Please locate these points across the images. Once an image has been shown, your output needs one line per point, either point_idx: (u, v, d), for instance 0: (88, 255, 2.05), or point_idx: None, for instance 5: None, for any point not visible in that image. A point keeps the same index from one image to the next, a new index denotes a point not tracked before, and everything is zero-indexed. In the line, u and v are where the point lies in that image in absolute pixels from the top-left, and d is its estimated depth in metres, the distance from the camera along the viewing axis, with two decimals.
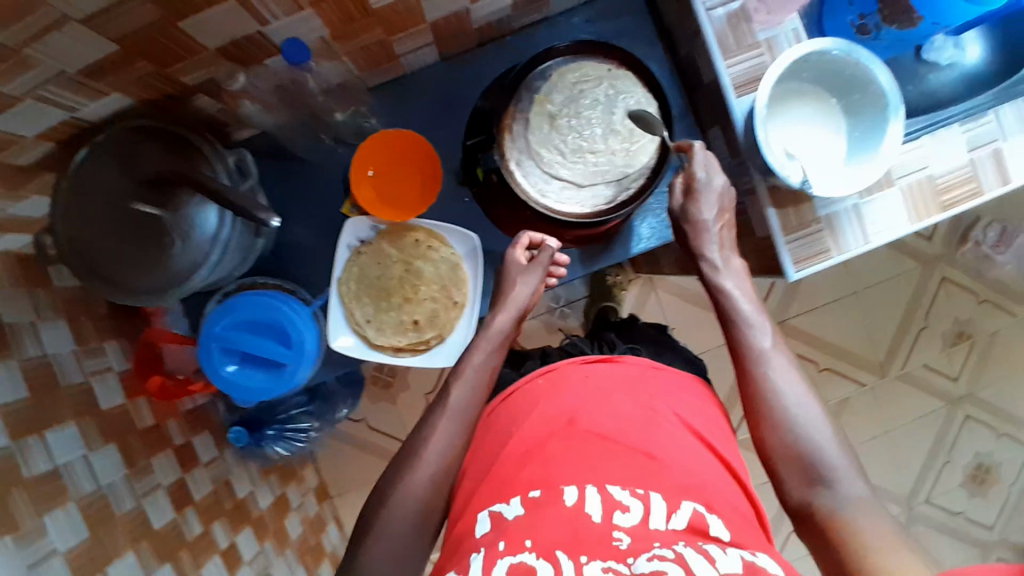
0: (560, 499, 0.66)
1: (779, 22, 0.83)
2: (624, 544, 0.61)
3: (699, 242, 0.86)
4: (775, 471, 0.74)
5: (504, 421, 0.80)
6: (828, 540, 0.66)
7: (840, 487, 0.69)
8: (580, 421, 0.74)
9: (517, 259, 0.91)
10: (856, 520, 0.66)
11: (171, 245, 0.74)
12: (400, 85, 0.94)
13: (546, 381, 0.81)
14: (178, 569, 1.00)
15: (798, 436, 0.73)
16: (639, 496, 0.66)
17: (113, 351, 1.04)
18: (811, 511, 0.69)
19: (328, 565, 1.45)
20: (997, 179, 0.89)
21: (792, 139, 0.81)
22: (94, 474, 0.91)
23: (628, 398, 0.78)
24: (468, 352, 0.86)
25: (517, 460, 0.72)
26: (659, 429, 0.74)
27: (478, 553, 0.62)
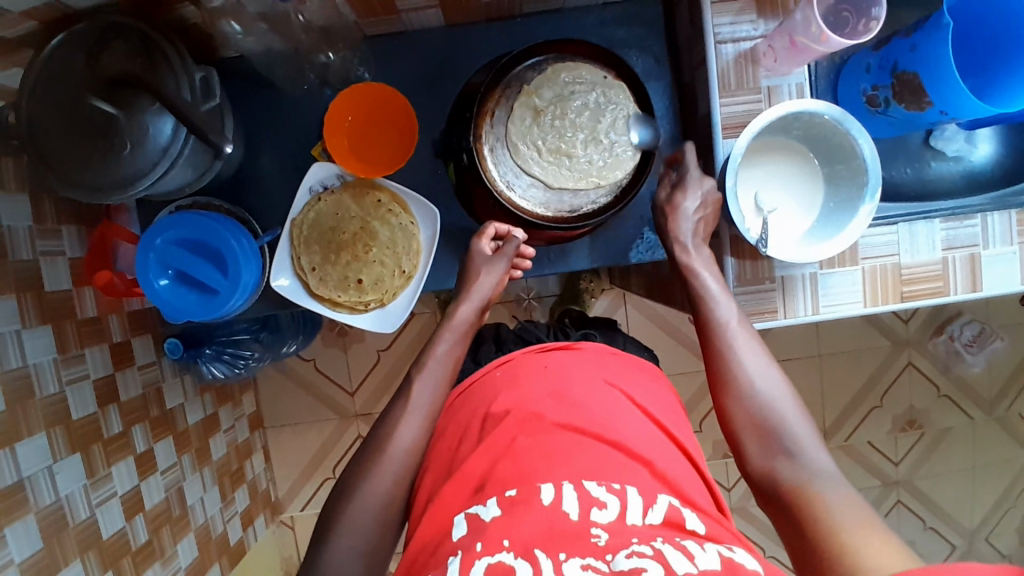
0: (537, 496, 0.65)
1: (786, 72, 0.80)
2: (602, 540, 0.60)
3: (676, 229, 0.81)
4: (741, 443, 0.73)
5: (471, 405, 0.80)
6: (796, 511, 0.65)
7: (806, 459, 0.69)
8: (543, 413, 0.74)
9: (483, 249, 0.90)
10: (821, 484, 0.66)
11: (121, 145, 0.73)
12: (400, 43, 0.93)
13: (504, 372, 0.81)
14: (87, 461, 1.02)
15: (763, 408, 0.73)
16: (616, 492, 0.65)
17: (69, 236, 1.04)
18: (776, 484, 0.69)
19: (245, 490, 1.48)
20: (965, 286, 0.85)
21: (765, 190, 0.80)
22: (23, 352, 0.92)
23: (591, 388, 0.77)
24: (432, 341, 0.86)
25: (490, 457, 0.71)
26: (620, 422, 0.74)
27: (455, 556, 0.62)
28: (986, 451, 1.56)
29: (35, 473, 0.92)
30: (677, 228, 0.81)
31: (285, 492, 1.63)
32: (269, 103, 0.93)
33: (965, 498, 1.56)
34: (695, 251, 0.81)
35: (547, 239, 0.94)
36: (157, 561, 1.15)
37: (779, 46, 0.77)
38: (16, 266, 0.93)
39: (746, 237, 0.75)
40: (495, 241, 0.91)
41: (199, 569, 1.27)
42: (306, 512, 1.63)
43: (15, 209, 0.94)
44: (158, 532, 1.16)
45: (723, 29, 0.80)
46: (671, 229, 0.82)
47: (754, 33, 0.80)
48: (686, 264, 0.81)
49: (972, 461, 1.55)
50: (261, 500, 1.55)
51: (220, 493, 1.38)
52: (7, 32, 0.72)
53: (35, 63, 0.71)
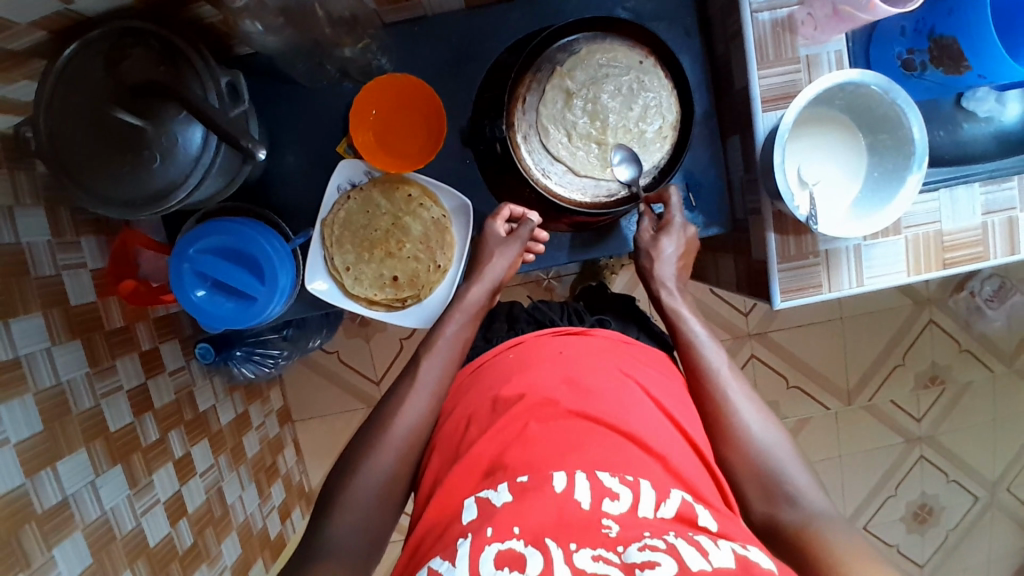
0: (549, 484, 0.60)
1: (824, 40, 0.78)
2: (613, 532, 0.56)
3: (658, 271, 0.84)
4: (737, 488, 0.69)
5: (481, 391, 0.75)
6: (801, 556, 0.59)
7: (806, 502, 0.64)
8: (558, 401, 0.69)
9: (496, 232, 0.88)
10: (828, 527, 0.61)
11: (151, 157, 0.70)
12: (418, 27, 0.89)
13: (516, 356, 0.77)
14: (129, 472, 1.02)
15: (761, 452, 0.69)
16: (628, 483, 0.60)
17: (89, 246, 1.02)
18: (775, 529, 0.64)
19: (280, 484, 1.50)
20: (1005, 249, 0.86)
21: (807, 162, 0.79)
22: (55, 369, 0.91)
23: (606, 371, 0.73)
24: (442, 322, 0.83)
25: (501, 441, 0.67)
26: (634, 411, 0.69)
27: (465, 539, 0.57)
28: (1007, 402, 1.58)
29: (78, 490, 0.91)
30: (661, 273, 0.83)
31: (317, 483, 1.65)
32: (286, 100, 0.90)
33: (987, 449, 1.59)
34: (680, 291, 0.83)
35: (574, 223, 0.93)
36: (204, 562, 1.16)
37: (820, 13, 0.76)
38: (40, 282, 0.91)
39: (795, 215, 0.74)
40: (510, 224, 0.90)
41: (243, 565, 1.29)
42: None
43: (33, 223, 0.91)
44: (202, 534, 1.17)
45: None
46: (652, 271, 0.84)
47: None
48: (671, 306, 0.82)
49: (993, 413, 1.58)
50: (296, 493, 1.56)
51: (257, 489, 1.40)
52: (19, 45, 0.69)
53: (50, 74, 0.68)
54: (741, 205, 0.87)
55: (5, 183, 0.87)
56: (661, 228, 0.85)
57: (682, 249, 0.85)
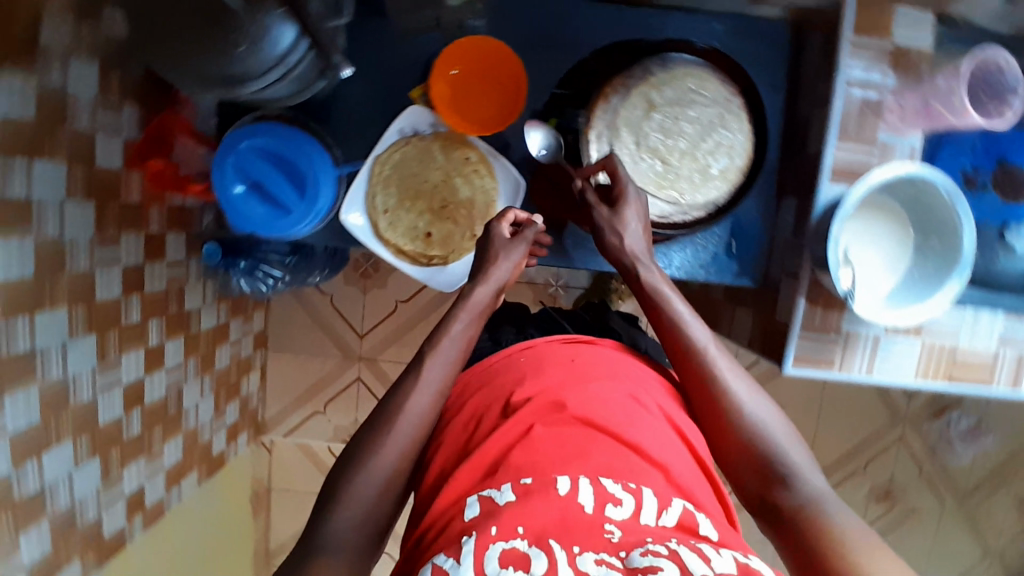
0: (552, 487, 0.59)
1: (902, 132, 0.81)
2: (615, 537, 0.56)
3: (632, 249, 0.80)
4: (737, 470, 0.69)
5: (485, 396, 0.75)
6: (795, 533, 0.61)
7: (800, 481, 0.65)
8: (566, 405, 0.68)
9: (502, 232, 0.85)
10: (824, 507, 0.62)
11: (235, 41, 0.67)
12: (524, 1, 0.89)
13: (528, 357, 0.79)
14: (100, 346, 1.01)
15: (759, 436, 0.69)
16: (631, 490, 0.60)
17: (129, 117, 1.02)
18: (773, 508, 0.64)
19: (236, 406, 1.48)
20: (1009, 380, 0.88)
21: (854, 244, 0.81)
22: (62, 222, 0.90)
23: (612, 383, 0.73)
24: (447, 321, 0.80)
25: (506, 440, 0.66)
26: (639, 423, 0.68)
27: (469, 537, 0.56)
28: (950, 536, 1.61)
29: (48, 348, 0.90)
30: (634, 249, 0.79)
31: (271, 416, 1.63)
32: (373, 29, 0.89)
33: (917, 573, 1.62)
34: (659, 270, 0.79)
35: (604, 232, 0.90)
36: (142, 457, 1.16)
37: (909, 106, 0.80)
38: (72, 135, 0.91)
39: (837, 287, 0.75)
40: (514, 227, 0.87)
41: (178, 472, 1.28)
42: (288, 440, 1.63)
43: (82, 76, 0.91)
44: (150, 430, 1.17)
45: (854, 73, 0.80)
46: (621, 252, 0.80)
47: (885, 84, 0.80)
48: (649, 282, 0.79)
49: (934, 542, 1.60)
50: (247, 419, 1.55)
51: (213, 404, 1.38)
52: None
53: None
54: (779, 265, 0.89)
55: (68, 28, 0.86)
56: (616, 203, 0.81)
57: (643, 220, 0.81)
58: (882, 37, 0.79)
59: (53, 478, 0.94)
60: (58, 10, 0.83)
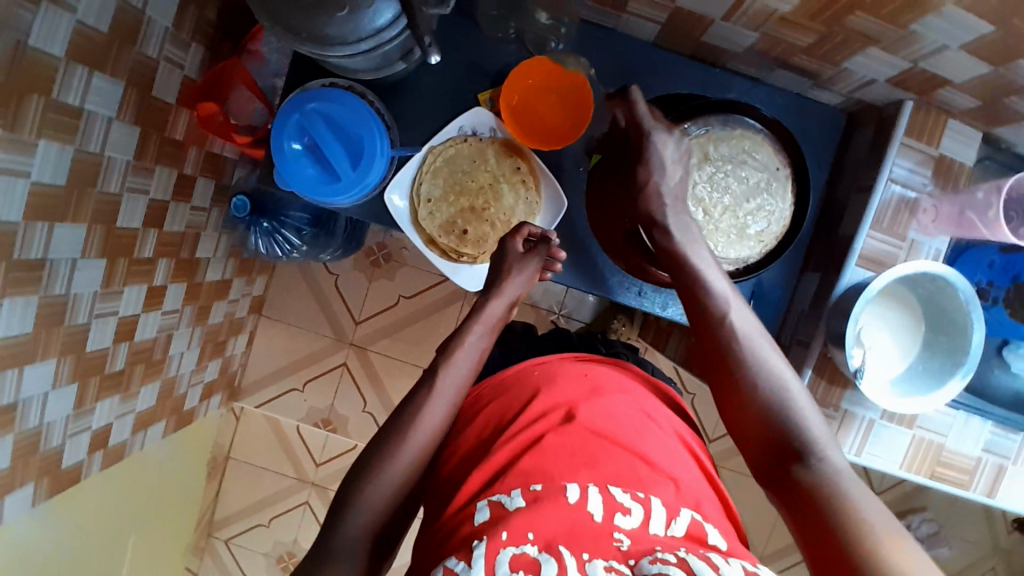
0: (562, 495, 0.65)
1: (933, 234, 0.85)
2: (624, 545, 0.61)
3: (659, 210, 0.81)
4: (752, 444, 0.70)
5: (498, 405, 0.80)
6: (808, 508, 0.62)
7: (818, 454, 0.65)
8: (577, 418, 0.74)
9: (515, 247, 0.87)
10: (841, 484, 0.62)
11: (339, 4, 0.70)
12: (604, 34, 0.92)
13: (541, 371, 0.83)
14: (108, 271, 1.00)
15: (776, 410, 0.68)
16: (639, 500, 0.66)
17: (195, 56, 1.07)
18: (787, 481, 0.65)
19: (218, 365, 1.46)
20: (984, 489, 0.91)
21: (868, 327, 0.84)
22: (105, 140, 0.91)
23: (621, 404, 0.78)
24: (463, 331, 0.83)
25: (519, 448, 0.71)
26: (646, 441, 0.74)
27: (480, 538, 0.61)
28: None
29: (59, 260, 0.89)
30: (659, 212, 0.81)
31: (249, 383, 1.61)
32: (456, 27, 0.92)
33: None
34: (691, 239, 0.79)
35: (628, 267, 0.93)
36: (119, 393, 1.13)
37: (944, 210, 0.83)
38: (136, 58, 0.92)
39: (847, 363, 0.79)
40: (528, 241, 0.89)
41: (148, 417, 1.25)
42: (259, 411, 1.61)
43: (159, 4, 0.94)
44: (132, 367, 1.15)
45: (898, 171, 0.85)
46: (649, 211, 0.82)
47: (924, 187, 0.85)
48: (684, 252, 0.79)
49: None
50: (225, 380, 1.52)
51: (198, 356, 1.36)
52: None
53: None
54: (791, 332, 0.92)
55: None
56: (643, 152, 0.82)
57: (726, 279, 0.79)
58: (930, 144, 0.85)
59: (30, 393, 0.91)
60: None
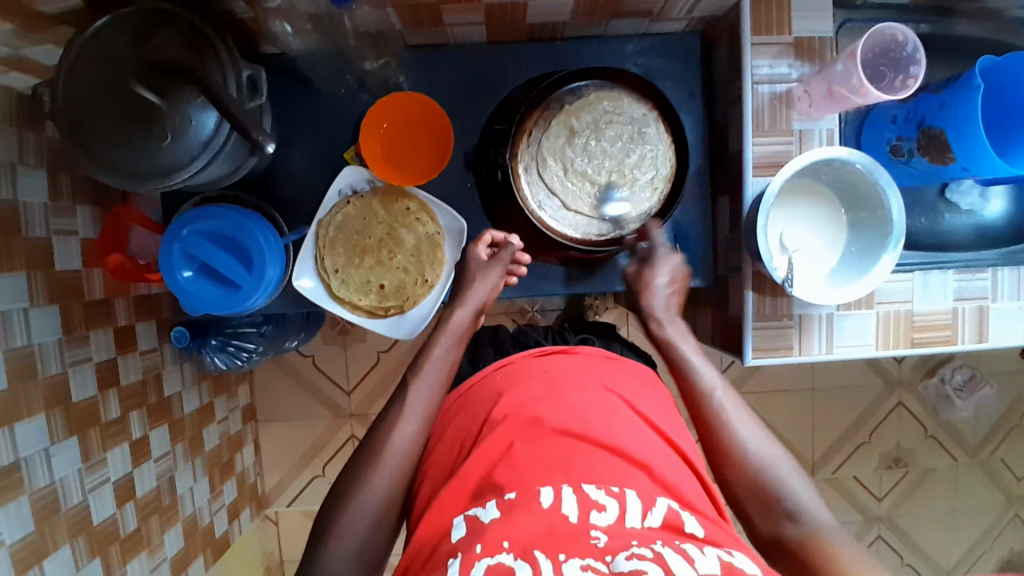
0: (536, 501, 0.61)
1: (818, 117, 0.83)
2: (601, 542, 0.57)
3: (651, 304, 0.89)
4: (738, 506, 0.72)
5: (467, 415, 0.77)
6: (806, 564, 0.63)
7: (807, 515, 0.67)
8: (543, 419, 0.70)
9: (479, 256, 0.90)
10: (828, 540, 0.64)
11: (162, 135, 0.72)
12: (441, 51, 0.93)
13: (503, 376, 0.79)
14: (84, 446, 0.99)
15: (760, 471, 0.71)
16: (614, 495, 0.62)
17: (84, 216, 1.01)
18: (780, 544, 0.67)
19: (233, 483, 1.48)
20: (973, 336, 0.89)
21: (790, 230, 0.83)
22: (29, 330, 0.89)
23: (590, 395, 0.74)
24: (430, 344, 0.84)
25: (489, 461, 0.68)
26: (617, 426, 0.71)
27: (455, 558, 0.58)
28: (969, 494, 1.56)
29: (31, 454, 0.89)
30: (652, 305, 0.88)
31: (271, 487, 1.62)
32: (303, 100, 0.94)
33: (944, 538, 1.57)
34: (670, 322, 0.87)
35: (564, 258, 0.95)
36: (144, 549, 1.12)
37: (816, 92, 0.81)
38: (29, 242, 0.90)
39: (773, 276, 0.78)
40: (491, 249, 0.92)
41: (183, 560, 1.25)
42: (292, 508, 1.62)
43: (33, 183, 0.91)
44: (147, 520, 1.14)
45: (761, 71, 0.83)
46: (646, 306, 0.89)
47: (791, 75, 0.83)
48: (663, 337, 0.86)
49: (953, 502, 1.56)
50: (247, 494, 1.53)
51: (209, 484, 1.36)
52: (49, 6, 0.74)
53: (79, 39, 0.70)
54: (724, 263, 0.92)
55: (11, 139, 0.88)
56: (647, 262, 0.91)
57: (675, 280, 0.90)
58: (783, 33, 0.83)
59: None
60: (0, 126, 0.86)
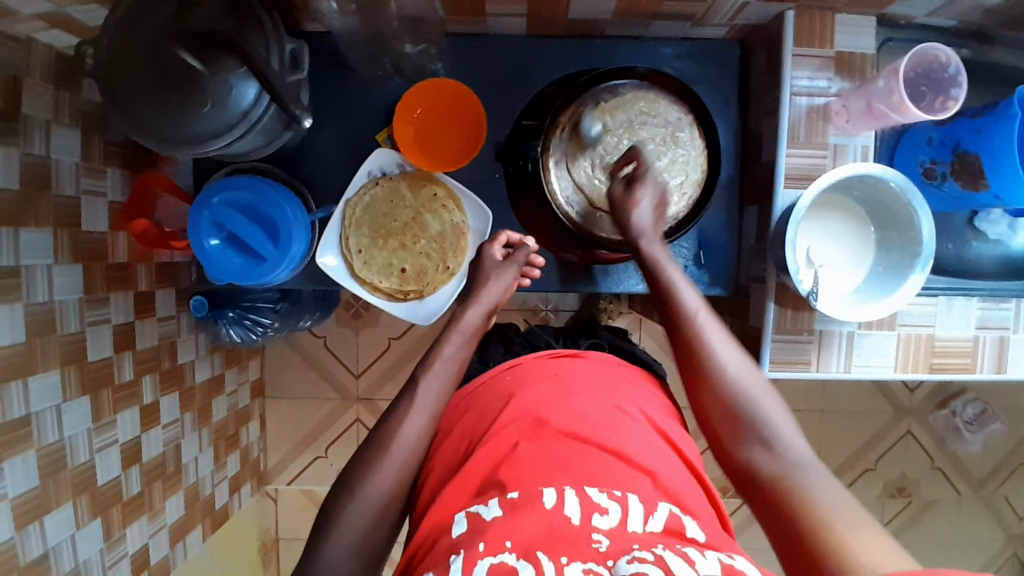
0: (538, 501, 0.61)
1: (854, 133, 0.83)
2: (603, 546, 0.57)
3: (636, 221, 0.82)
4: (715, 432, 0.72)
5: (474, 413, 0.77)
6: (775, 494, 0.63)
7: (782, 447, 0.66)
8: (548, 420, 0.70)
9: (493, 254, 0.90)
10: (801, 471, 0.64)
11: (200, 104, 0.72)
12: (480, 41, 0.94)
13: (512, 376, 0.79)
14: (95, 405, 0.99)
15: (740, 401, 0.70)
16: (617, 499, 0.61)
17: (113, 179, 1.02)
18: (752, 473, 0.66)
19: (237, 457, 1.49)
20: (992, 366, 0.88)
21: (817, 245, 0.83)
22: (51, 287, 0.90)
23: (596, 398, 0.74)
24: (440, 343, 0.83)
25: (493, 458, 0.68)
26: (622, 431, 0.70)
27: (456, 555, 0.58)
28: (971, 530, 1.55)
29: (42, 410, 0.90)
30: (638, 222, 0.82)
31: (273, 465, 1.63)
32: (339, 80, 0.94)
33: None
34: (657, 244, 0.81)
35: (583, 255, 0.94)
36: (144, 514, 1.13)
37: (854, 107, 0.81)
38: (58, 200, 0.91)
39: (798, 288, 0.77)
40: (505, 249, 0.92)
41: (182, 528, 1.25)
42: (292, 487, 1.63)
43: (66, 142, 0.92)
44: (150, 486, 1.15)
45: (800, 82, 0.83)
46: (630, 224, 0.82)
47: (830, 89, 0.83)
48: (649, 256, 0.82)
49: (954, 537, 1.55)
50: (249, 469, 1.54)
51: (213, 456, 1.37)
52: None
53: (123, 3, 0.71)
54: (746, 272, 0.92)
55: (49, 97, 0.89)
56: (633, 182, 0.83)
57: (658, 201, 0.83)
58: (824, 46, 0.82)
59: (56, 540, 0.93)
60: (39, 83, 0.87)
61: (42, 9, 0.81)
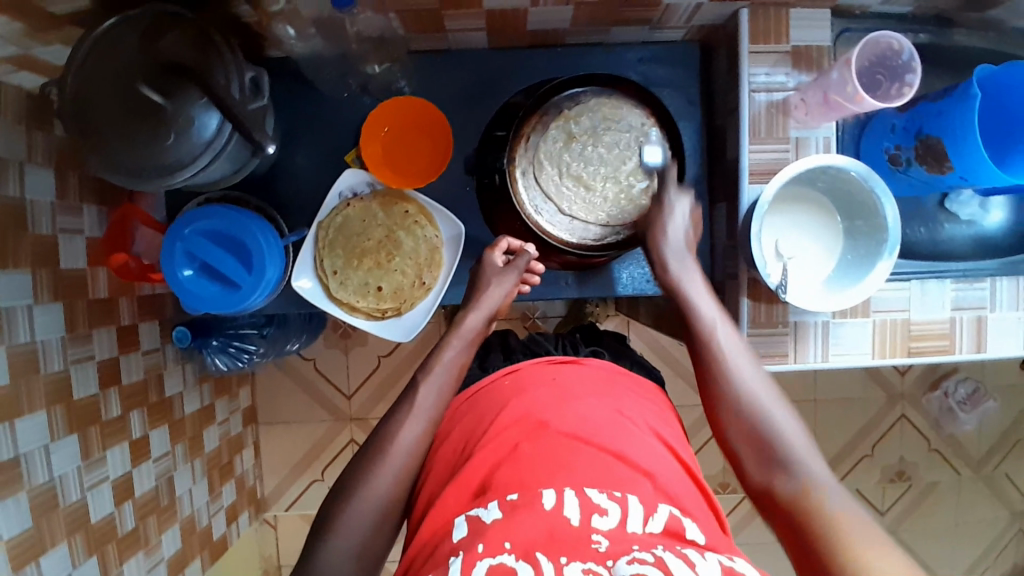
0: (538, 502, 0.61)
1: (815, 125, 0.84)
2: (603, 547, 0.57)
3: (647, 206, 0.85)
4: (734, 453, 0.73)
5: (473, 416, 0.76)
6: (800, 524, 0.65)
7: (800, 469, 0.68)
8: (549, 423, 0.70)
9: (494, 260, 0.90)
10: (826, 501, 0.65)
11: (166, 134, 0.73)
12: (443, 57, 0.95)
13: (512, 382, 0.78)
14: (83, 442, 0.99)
15: (758, 422, 0.72)
16: (617, 500, 0.62)
17: (89, 215, 1.02)
18: (772, 495, 0.69)
19: (233, 485, 1.48)
20: (971, 345, 0.89)
21: (786, 238, 0.83)
22: (32, 327, 0.90)
23: (597, 402, 0.74)
24: (441, 348, 0.84)
25: (493, 459, 0.68)
26: (623, 435, 0.70)
27: (455, 557, 0.58)
28: (974, 509, 1.54)
29: (31, 451, 0.89)
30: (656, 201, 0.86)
31: (270, 491, 1.63)
32: (307, 104, 0.95)
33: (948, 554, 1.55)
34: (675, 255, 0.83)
35: (565, 262, 0.95)
36: (141, 549, 1.13)
37: (812, 100, 0.82)
38: (34, 240, 0.91)
39: (766, 281, 0.78)
40: (506, 255, 0.91)
41: (180, 561, 1.25)
42: (291, 512, 1.62)
43: (39, 182, 0.93)
44: (144, 520, 1.14)
45: (758, 79, 0.84)
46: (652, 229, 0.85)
47: (788, 83, 0.84)
48: (663, 262, 0.84)
49: (956, 518, 1.54)
50: (246, 497, 1.54)
51: (208, 486, 1.37)
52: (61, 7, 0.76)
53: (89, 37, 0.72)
54: (721, 268, 0.92)
55: (20, 138, 0.89)
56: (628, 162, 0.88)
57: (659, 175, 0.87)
58: (780, 42, 0.83)
59: None
60: (8, 126, 0.87)
61: (7, 52, 0.81)
